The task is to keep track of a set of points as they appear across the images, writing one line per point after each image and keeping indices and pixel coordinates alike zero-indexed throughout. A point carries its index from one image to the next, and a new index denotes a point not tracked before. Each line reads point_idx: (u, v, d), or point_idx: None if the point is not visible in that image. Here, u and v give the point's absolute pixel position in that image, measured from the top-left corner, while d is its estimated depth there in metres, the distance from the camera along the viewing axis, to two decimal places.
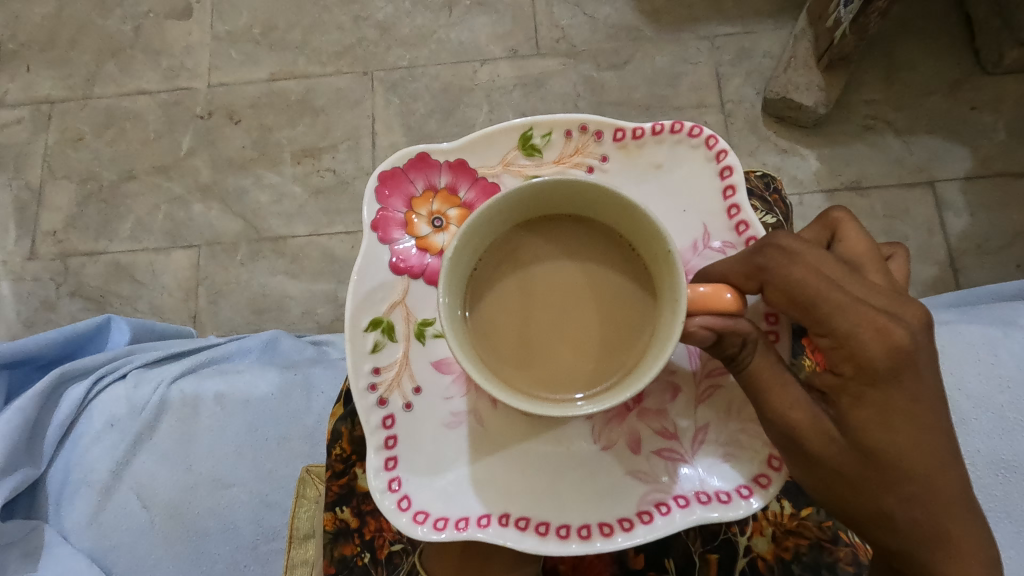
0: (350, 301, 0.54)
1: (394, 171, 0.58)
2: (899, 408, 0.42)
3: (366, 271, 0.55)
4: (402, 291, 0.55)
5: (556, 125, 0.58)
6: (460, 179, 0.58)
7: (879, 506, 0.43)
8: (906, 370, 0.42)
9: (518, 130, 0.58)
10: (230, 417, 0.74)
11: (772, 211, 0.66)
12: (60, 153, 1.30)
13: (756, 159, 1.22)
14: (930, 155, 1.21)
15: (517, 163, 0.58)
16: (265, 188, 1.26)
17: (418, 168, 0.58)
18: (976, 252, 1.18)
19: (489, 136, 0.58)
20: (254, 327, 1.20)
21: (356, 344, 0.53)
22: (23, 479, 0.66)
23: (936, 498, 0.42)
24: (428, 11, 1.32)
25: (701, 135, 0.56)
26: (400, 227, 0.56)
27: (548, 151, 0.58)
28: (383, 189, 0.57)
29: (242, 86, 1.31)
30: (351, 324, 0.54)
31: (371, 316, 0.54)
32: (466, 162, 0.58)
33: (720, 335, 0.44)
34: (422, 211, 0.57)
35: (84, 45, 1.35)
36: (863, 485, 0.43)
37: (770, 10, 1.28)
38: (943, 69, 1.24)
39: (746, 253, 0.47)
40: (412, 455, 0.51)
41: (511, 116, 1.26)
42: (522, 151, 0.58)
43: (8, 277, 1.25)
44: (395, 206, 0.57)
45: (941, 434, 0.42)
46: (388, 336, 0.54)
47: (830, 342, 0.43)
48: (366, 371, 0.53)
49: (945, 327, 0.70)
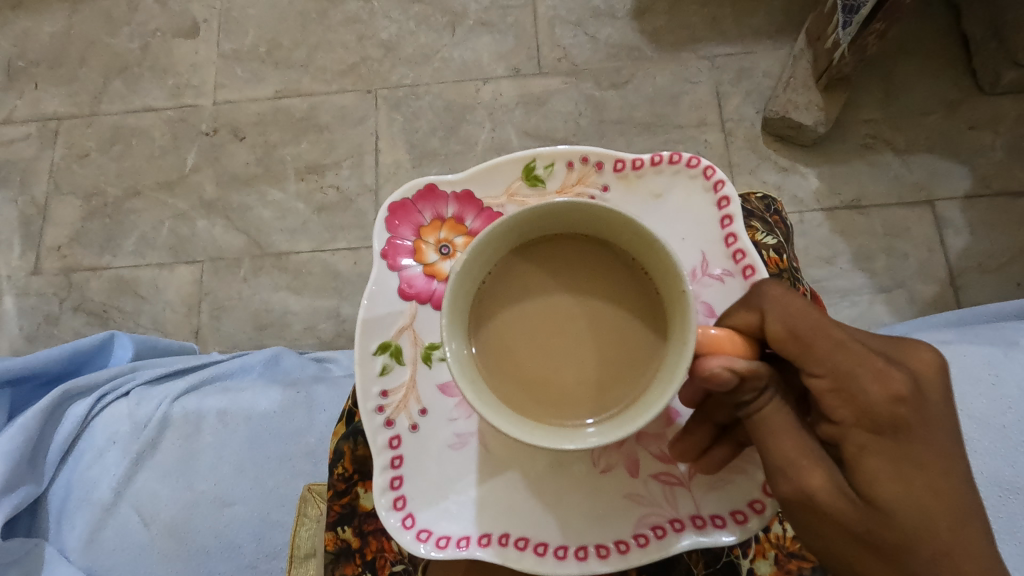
0: (360, 327, 0.55)
1: (404, 202, 0.58)
2: (906, 454, 0.39)
3: (375, 298, 0.55)
4: (410, 316, 0.55)
5: (559, 156, 0.58)
6: (467, 209, 0.58)
7: (903, 570, 0.37)
8: (912, 416, 0.39)
9: (521, 161, 0.58)
10: (231, 435, 0.75)
11: (772, 232, 0.65)
12: (66, 169, 1.32)
13: (756, 178, 1.23)
14: (930, 174, 1.22)
15: (521, 193, 0.58)
16: (268, 204, 1.27)
17: (426, 199, 0.58)
18: (977, 270, 1.18)
19: (494, 167, 0.58)
20: (256, 342, 1.20)
21: (365, 367, 0.54)
22: (24, 497, 0.66)
23: (965, 559, 0.36)
24: (432, 31, 1.34)
25: (698, 166, 0.57)
26: (408, 255, 0.57)
27: (551, 181, 0.59)
28: (393, 219, 0.58)
29: (247, 103, 1.32)
30: (361, 348, 0.54)
31: (380, 340, 0.55)
32: (472, 193, 0.58)
33: (741, 380, 0.42)
34: (430, 239, 0.58)
35: (92, 62, 1.37)
36: (878, 544, 0.38)
37: (769, 30, 1.30)
38: (941, 89, 1.25)
39: (742, 299, 0.47)
40: (417, 476, 0.51)
41: (513, 135, 1.28)
42: (526, 181, 0.58)
43: (12, 292, 1.25)
44: (404, 234, 0.58)
45: (961, 485, 0.38)
46: (396, 360, 0.54)
47: (828, 382, 0.41)
48: (375, 394, 0.53)
49: (947, 348, 0.70)
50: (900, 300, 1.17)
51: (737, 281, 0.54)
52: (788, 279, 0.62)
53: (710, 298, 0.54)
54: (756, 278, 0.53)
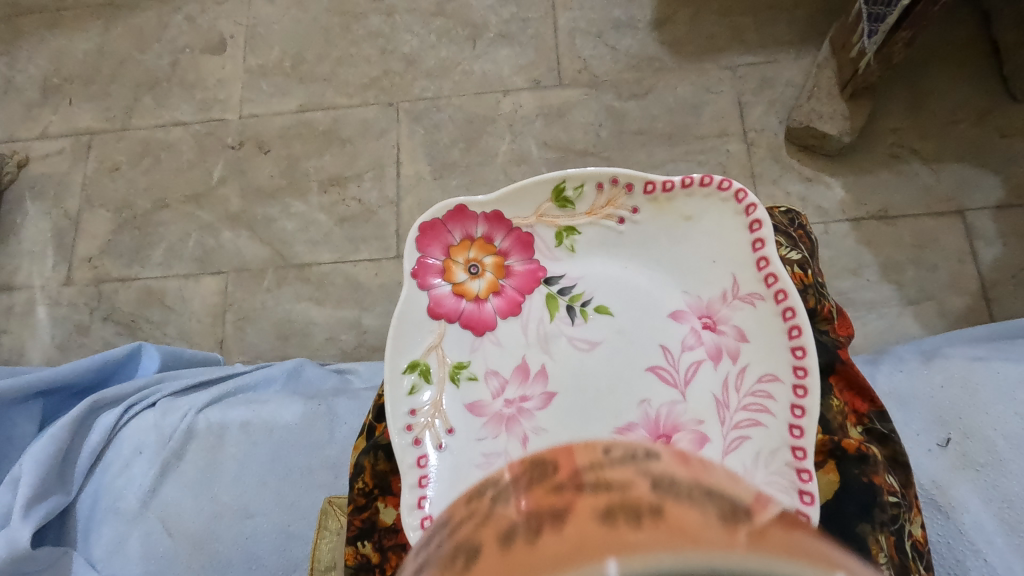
0: (389, 347, 0.58)
1: (433, 222, 0.62)
2: None
3: (404, 316, 0.59)
4: (439, 335, 0.60)
5: (588, 177, 0.62)
6: (495, 229, 0.63)
7: None
8: None
9: (551, 183, 0.62)
10: (254, 446, 0.76)
11: (797, 246, 0.63)
12: (97, 183, 1.35)
13: (779, 188, 1.22)
14: (959, 183, 1.19)
15: (550, 214, 0.63)
16: (292, 216, 1.29)
17: (456, 219, 0.62)
18: (1010, 282, 1.14)
19: (524, 188, 0.62)
20: (279, 352, 1.22)
21: (395, 386, 0.57)
22: (54, 505, 0.68)
23: None
24: (453, 44, 1.35)
25: (730, 188, 0.59)
26: (438, 274, 0.61)
27: (580, 203, 0.63)
28: (423, 238, 0.62)
29: (271, 117, 1.35)
30: (391, 367, 0.57)
31: (408, 359, 0.58)
32: (501, 214, 0.63)
33: None
34: (459, 258, 0.62)
35: (123, 78, 1.41)
36: None
37: (792, 40, 1.29)
38: (970, 97, 1.22)
39: None
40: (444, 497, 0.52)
41: (533, 146, 1.28)
42: (555, 202, 0.63)
43: (45, 302, 1.29)
44: (433, 254, 0.62)
45: None
46: (424, 380, 0.58)
47: None
48: (403, 413, 0.56)
49: (982, 367, 0.70)
50: (929, 313, 1.14)
51: (769, 305, 0.55)
52: (813, 295, 0.61)
53: (739, 321, 0.56)
54: (788, 302, 0.54)
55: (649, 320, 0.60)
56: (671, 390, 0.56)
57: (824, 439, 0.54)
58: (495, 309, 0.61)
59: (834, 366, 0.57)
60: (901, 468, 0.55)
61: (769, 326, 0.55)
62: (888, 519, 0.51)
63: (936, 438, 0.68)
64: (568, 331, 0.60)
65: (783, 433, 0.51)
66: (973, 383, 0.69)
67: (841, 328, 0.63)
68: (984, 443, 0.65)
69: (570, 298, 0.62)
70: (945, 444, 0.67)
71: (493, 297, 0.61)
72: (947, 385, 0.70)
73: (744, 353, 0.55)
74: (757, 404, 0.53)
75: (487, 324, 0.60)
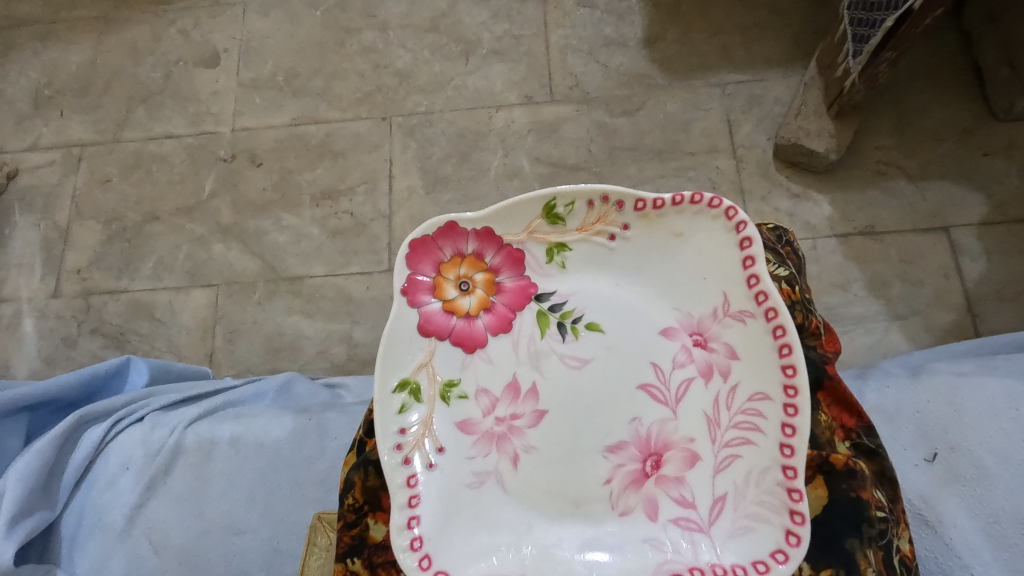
0: (378, 365, 0.58)
1: (424, 239, 0.63)
2: None
3: (394, 334, 0.59)
4: (429, 353, 0.60)
5: (579, 195, 0.62)
6: (486, 246, 0.63)
7: None
8: None
9: (542, 200, 0.63)
10: (242, 462, 0.75)
11: (784, 263, 0.63)
12: (87, 194, 1.35)
13: (768, 205, 1.23)
14: (944, 201, 1.21)
15: (541, 230, 0.64)
16: (283, 229, 1.29)
17: (447, 236, 0.63)
18: (995, 298, 1.16)
19: (514, 206, 0.62)
20: (269, 366, 1.21)
21: (384, 405, 0.57)
22: (39, 521, 0.67)
23: None
24: (446, 60, 1.37)
25: (720, 206, 0.59)
26: (428, 291, 0.61)
27: (571, 220, 0.63)
28: (413, 255, 0.62)
29: (264, 130, 1.35)
30: (380, 386, 0.57)
31: (398, 377, 0.58)
32: (492, 230, 0.63)
33: None
34: (450, 275, 0.63)
35: (116, 90, 1.41)
36: None
37: (780, 58, 1.31)
38: (953, 116, 1.25)
39: None
40: (437, 517, 0.53)
41: (525, 161, 1.29)
42: (546, 219, 0.63)
43: (32, 314, 1.28)
44: (424, 270, 0.62)
45: None
46: (415, 398, 0.58)
47: None
48: (393, 432, 0.56)
49: (968, 382, 0.71)
50: (916, 328, 1.15)
51: (759, 322, 0.55)
52: (800, 311, 0.61)
53: (730, 338, 0.57)
54: (778, 320, 0.54)
55: (641, 337, 0.60)
56: (662, 408, 0.57)
57: (812, 454, 0.55)
58: (486, 326, 0.61)
59: (822, 382, 0.58)
60: (888, 483, 0.55)
61: (759, 344, 0.55)
62: (877, 534, 0.51)
63: (923, 452, 0.69)
64: (559, 348, 0.60)
65: (773, 452, 0.51)
66: (958, 398, 0.70)
67: (828, 344, 0.64)
68: (970, 458, 0.66)
69: (561, 315, 0.62)
70: (932, 459, 0.68)
71: (484, 314, 0.62)
72: (932, 400, 0.71)
73: (735, 371, 0.56)
74: (748, 422, 0.53)
75: (478, 341, 0.61)
